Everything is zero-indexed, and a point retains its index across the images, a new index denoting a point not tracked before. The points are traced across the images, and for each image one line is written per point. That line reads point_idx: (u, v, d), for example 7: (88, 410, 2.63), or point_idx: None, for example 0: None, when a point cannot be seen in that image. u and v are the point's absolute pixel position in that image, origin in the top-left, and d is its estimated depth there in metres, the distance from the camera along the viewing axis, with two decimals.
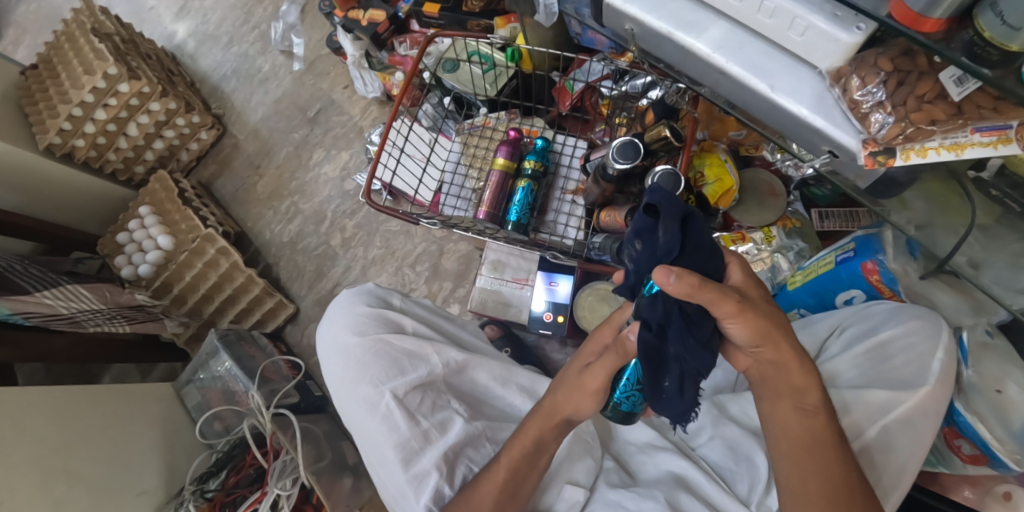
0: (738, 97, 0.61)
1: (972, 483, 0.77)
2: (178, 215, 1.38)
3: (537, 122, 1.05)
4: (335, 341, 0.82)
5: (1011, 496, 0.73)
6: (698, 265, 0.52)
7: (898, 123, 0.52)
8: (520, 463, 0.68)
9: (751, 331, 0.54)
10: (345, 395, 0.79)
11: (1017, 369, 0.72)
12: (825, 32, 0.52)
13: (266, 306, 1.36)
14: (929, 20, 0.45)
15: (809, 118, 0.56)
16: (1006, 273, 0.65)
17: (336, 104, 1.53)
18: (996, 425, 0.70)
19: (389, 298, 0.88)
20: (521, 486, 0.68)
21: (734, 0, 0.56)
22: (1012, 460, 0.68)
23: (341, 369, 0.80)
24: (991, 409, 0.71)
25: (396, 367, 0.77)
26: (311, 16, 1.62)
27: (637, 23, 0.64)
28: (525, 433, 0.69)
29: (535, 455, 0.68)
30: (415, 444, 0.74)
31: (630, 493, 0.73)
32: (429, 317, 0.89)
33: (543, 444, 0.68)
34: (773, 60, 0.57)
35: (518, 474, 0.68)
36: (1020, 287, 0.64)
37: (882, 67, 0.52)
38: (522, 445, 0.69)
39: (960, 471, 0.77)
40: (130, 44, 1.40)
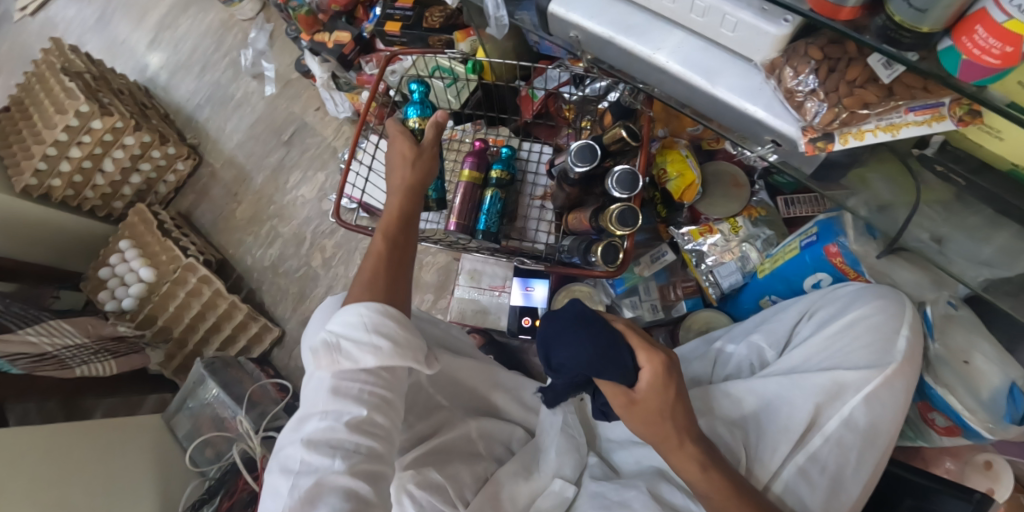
0: (683, 95, 0.63)
1: (954, 456, 0.89)
2: (158, 246, 1.39)
3: (502, 132, 1.06)
4: None
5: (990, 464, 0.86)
6: (601, 371, 0.58)
7: (832, 109, 0.53)
8: (381, 262, 0.67)
9: (645, 429, 0.61)
10: None
11: (983, 338, 0.76)
12: (754, 27, 0.54)
13: (251, 331, 1.36)
14: (845, 10, 0.47)
15: (749, 109, 0.57)
16: (967, 245, 0.68)
17: (309, 127, 1.54)
18: (966, 396, 0.74)
19: None
20: (389, 274, 0.66)
21: (668, 2, 0.58)
22: (985, 428, 0.72)
23: None
24: (959, 379, 0.76)
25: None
26: (280, 42, 1.63)
27: (581, 30, 0.65)
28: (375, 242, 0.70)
29: (393, 250, 0.69)
30: None
31: (612, 485, 0.74)
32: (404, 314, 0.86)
33: (396, 240, 0.70)
34: (711, 57, 0.59)
35: (381, 269, 0.66)
36: (981, 258, 0.67)
37: (813, 56, 0.54)
38: (378, 243, 0.69)
39: (939, 443, 0.82)
40: (101, 81, 1.42)
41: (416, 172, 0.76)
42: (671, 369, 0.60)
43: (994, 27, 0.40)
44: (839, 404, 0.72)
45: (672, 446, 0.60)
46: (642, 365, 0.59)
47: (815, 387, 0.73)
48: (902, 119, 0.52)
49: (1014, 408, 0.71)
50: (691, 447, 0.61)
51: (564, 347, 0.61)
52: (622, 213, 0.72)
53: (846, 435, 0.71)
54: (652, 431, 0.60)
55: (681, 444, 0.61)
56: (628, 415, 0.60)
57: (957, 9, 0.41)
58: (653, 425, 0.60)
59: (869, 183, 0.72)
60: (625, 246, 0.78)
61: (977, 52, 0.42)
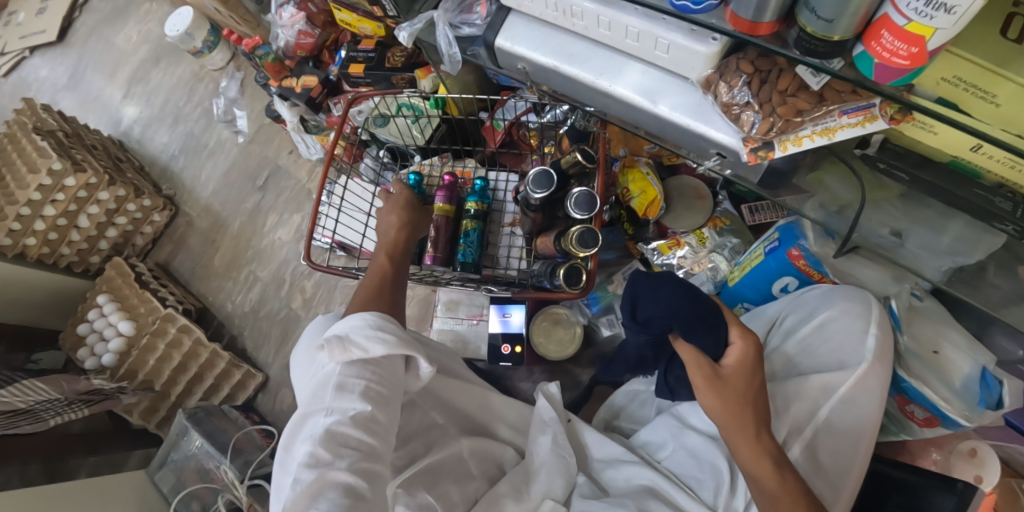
0: (630, 116, 0.65)
1: (939, 446, 0.89)
2: (136, 298, 1.38)
3: (469, 163, 1.09)
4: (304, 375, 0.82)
5: (976, 451, 0.87)
6: (689, 330, 0.65)
7: (767, 119, 0.55)
8: (380, 289, 0.74)
9: (724, 412, 0.62)
10: None
11: (949, 328, 0.77)
12: (685, 47, 0.55)
13: (234, 378, 1.35)
14: (763, 24, 0.47)
15: (691, 125, 0.60)
16: (929, 236, 0.70)
17: (283, 170, 1.56)
18: (941, 386, 0.75)
19: None
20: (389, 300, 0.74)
21: (604, 30, 0.60)
22: (962, 416, 0.71)
23: None
24: (933, 372, 0.76)
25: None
26: (250, 89, 1.66)
27: (527, 62, 0.67)
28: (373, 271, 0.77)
29: (392, 281, 0.77)
30: None
31: (602, 504, 0.72)
32: None
33: (391, 274, 0.78)
34: (651, 78, 0.61)
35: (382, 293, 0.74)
36: (942, 250, 0.70)
37: (744, 69, 0.55)
38: (375, 276, 0.77)
39: (920, 435, 0.82)
40: (74, 138, 1.43)
41: (416, 212, 0.87)
42: (758, 359, 0.64)
43: (898, 31, 0.40)
44: (814, 410, 0.72)
45: (743, 434, 0.61)
46: (733, 342, 0.65)
47: (789, 395, 0.73)
48: (837, 123, 0.53)
49: (987, 392, 0.71)
50: (756, 438, 0.61)
51: (651, 295, 0.70)
52: (582, 235, 0.74)
53: (826, 438, 0.71)
54: (724, 411, 0.62)
55: (746, 429, 0.61)
56: (707, 389, 0.62)
57: (863, 17, 0.41)
58: (730, 412, 0.61)
59: (827, 185, 0.74)
60: (588, 267, 0.82)
61: (886, 54, 0.43)
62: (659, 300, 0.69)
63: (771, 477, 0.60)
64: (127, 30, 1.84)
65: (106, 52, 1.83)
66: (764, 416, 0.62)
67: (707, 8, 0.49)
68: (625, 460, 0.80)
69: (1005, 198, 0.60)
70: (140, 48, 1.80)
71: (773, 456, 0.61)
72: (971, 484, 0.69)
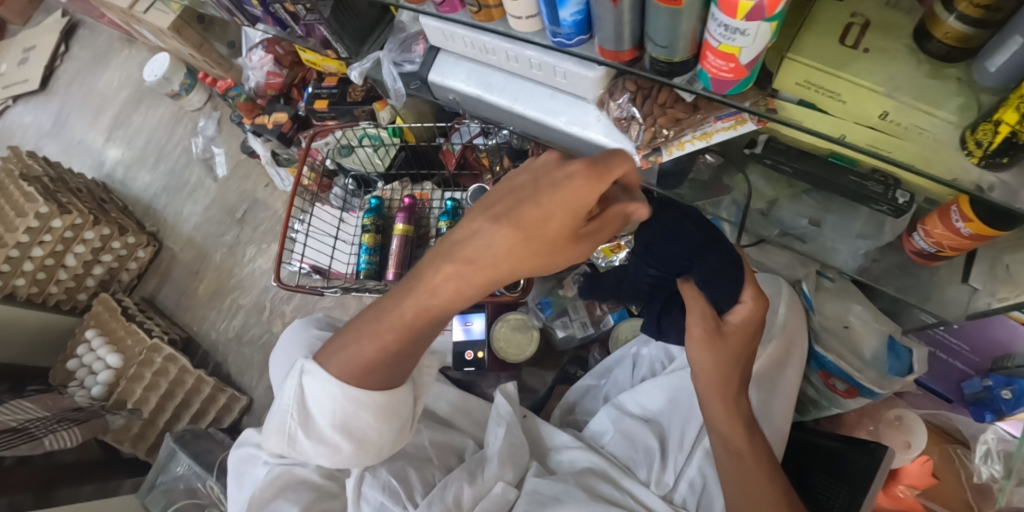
0: (547, 133, 0.74)
1: (871, 416, 0.98)
2: (123, 331, 1.45)
3: (426, 185, 1.20)
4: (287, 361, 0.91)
5: (902, 417, 0.96)
6: (705, 279, 0.65)
7: (651, 129, 0.63)
8: (383, 359, 0.63)
9: (713, 368, 0.65)
10: None
11: (855, 303, 0.87)
12: (576, 73, 0.62)
13: (219, 402, 1.41)
14: (624, 52, 0.51)
15: (594, 139, 0.68)
16: (841, 219, 0.79)
17: (261, 202, 1.64)
18: (853, 357, 0.84)
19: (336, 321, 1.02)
20: (387, 376, 0.65)
21: (512, 62, 0.68)
22: (876, 384, 0.81)
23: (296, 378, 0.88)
24: (845, 344, 0.85)
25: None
26: (227, 127, 1.75)
27: (457, 92, 0.76)
28: (390, 320, 0.61)
29: (410, 341, 0.63)
30: None
31: (545, 480, 0.80)
32: None
33: (418, 333, 0.63)
34: (558, 100, 0.69)
35: (385, 362, 0.63)
36: (856, 233, 0.78)
37: (628, 87, 0.63)
38: (393, 334, 0.62)
39: (849, 407, 0.90)
40: (59, 182, 1.51)
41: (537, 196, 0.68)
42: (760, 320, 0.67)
43: (715, 51, 0.44)
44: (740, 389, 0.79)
45: (716, 395, 0.66)
46: (739, 302, 0.66)
47: None
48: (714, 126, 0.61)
49: (897, 361, 0.82)
50: (732, 398, 0.67)
51: (666, 227, 0.68)
52: None
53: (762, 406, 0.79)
54: (711, 366, 0.65)
55: (727, 392, 0.66)
56: (707, 344, 0.64)
57: (694, 40, 0.46)
58: (720, 370, 0.65)
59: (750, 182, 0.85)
60: None
61: (715, 70, 0.46)
62: (677, 240, 0.68)
63: (734, 429, 0.67)
64: (108, 76, 1.93)
65: (88, 97, 1.92)
66: (740, 382, 0.67)
67: (578, 42, 0.53)
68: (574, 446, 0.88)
69: (877, 182, 0.68)
70: (121, 92, 1.90)
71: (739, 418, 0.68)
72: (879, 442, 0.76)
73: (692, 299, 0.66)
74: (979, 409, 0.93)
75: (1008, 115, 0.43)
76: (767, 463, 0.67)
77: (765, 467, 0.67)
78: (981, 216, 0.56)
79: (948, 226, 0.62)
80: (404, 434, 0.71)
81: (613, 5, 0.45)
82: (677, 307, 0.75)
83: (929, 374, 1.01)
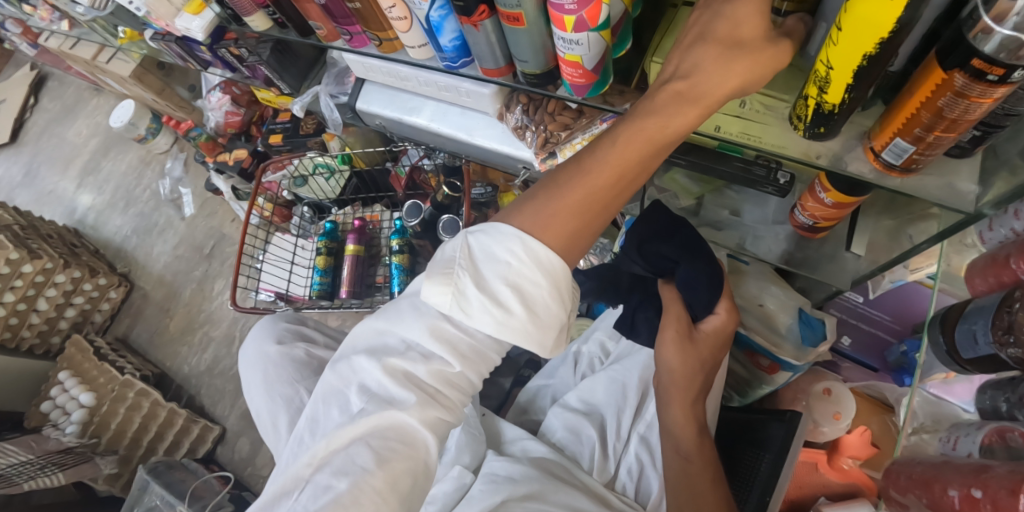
0: (464, 149, 0.81)
1: (802, 392, 1.04)
2: (96, 370, 1.49)
3: (377, 208, 1.26)
4: (258, 353, 0.97)
5: (830, 389, 1.01)
6: (689, 282, 0.68)
7: (544, 135, 0.70)
8: (585, 201, 0.52)
9: (680, 363, 0.69)
10: (260, 401, 0.92)
11: (771, 284, 0.93)
12: (474, 92, 0.70)
13: (193, 433, 1.44)
14: (501, 69, 0.59)
15: (501, 149, 0.75)
16: (759, 210, 0.89)
17: (228, 237, 1.70)
18: (771, 334, 0.91)
19: (305, 319, 1.07)
20: (589, 226, 0.53)
21: (424, 86, 0.75)
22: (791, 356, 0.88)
23: (259, 375, 0.94)
24: (762, 322, 0.92)
25: (307, 367, 0.93)
26: (194, 167, 1.81)
27: (382, 117, 0.84)
28: (623, 147, 0.50)
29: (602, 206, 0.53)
30: None
31: (501, 461, 0.82)
32: (337, 336, 1.07)
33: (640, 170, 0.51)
34: (467, 117, 0.76)
35: (588, 208, 0.52)
36: (771, 220, 0.88)
37: (521, 100, 0.71)
38: (611, 170, 0.51)
39: (777, 383, 0.96)
40: (30, 229, 1.56)
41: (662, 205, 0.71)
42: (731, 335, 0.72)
43: (564, 61, 0.51)
44: None
45: (676, 390, 0.70)
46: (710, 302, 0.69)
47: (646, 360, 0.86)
48: (600, 126, 0.66)
49: (811, 332, 0.89)
50: (693, 401, 0.71)
51: (654, 226, 0.70)
52: None
53: None
54: (679, 360, 0.69)
55: (688, 390, 0.70)
56: (679, 342, 0.69)
57: (549, 52, 0.53)
58: (688, 365, 0.69)
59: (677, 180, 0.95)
60: None
61: (570, 77, 0.54)
62: (670, 248, 0.69)
63: (687, 429, 0.70)
64: (77, 127, 2.00)
65: (58, 148, 1.98)
66: (704, 385, 0.71)
67: (464, 64, 0.61)
68: (519, 436, 0.92)
69: (761, 167, 0.76)
70: (89, 141, 1.96)
71: (689, 422, 0.70)
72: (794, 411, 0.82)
73: (670, 303, 0.71)
74: (900, 374, 0.99)
75: (811, 90, 0.49)
76: (714, 463, 0.69)
77: (711, 473, 0.67)
78: (835, 185, 0.63)
79: (816, 199, 0.69)
80: (562, 340, 0.55)
81: (478, 29, 0.52)
82: (653, 306, 0.76)
83: (856, 347, 1.07)
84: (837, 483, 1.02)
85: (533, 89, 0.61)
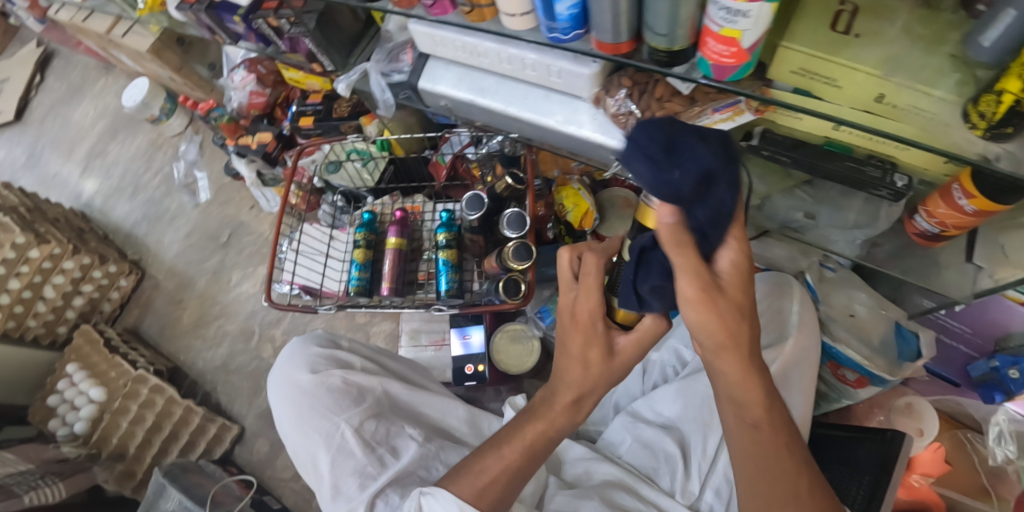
0: (542, 136, 0.73)
1: (880, 406, 0.97)
2: (106, 364, 1.40)
3: (417, 198, 1.15)
4: (290, 384, 0.89)
5: (914, 405, 0.95)
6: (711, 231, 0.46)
7: (652, 123, 0.63)
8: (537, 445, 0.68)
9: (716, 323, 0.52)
10: (298, 434, 0.84)
11: (861, 292, 0.89)
12: (570, 70, 0.62)
13: (209, 433, 1.36)
14: (621, 44, 0.53)
15: (593, 137, 0.67)
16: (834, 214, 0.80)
17: (245, 226, 1.61)
18: (861, 345, 0.85)
19: (338, 340, 0.97)
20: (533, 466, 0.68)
21: (506, 64, 0.67)
22: (884, 371, 0.83)
23: (295, 408, 0.86)
24: (853, 332, 0.87)
25: (346, 397, 0.85)
26: (209, 151, 1.72)
27: (448, 98, 0.75)
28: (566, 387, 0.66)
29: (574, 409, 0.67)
30: (371, 469, 0.79)
31: (571, 497, 0.79)
32: (374, 355, 0.98)
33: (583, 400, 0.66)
34: (552, 101, 0.69)
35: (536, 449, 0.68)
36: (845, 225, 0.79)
37: (624, 83, 0.63)
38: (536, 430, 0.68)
39: (858, 397, 0.92)
40: (36, 212, 1.46)
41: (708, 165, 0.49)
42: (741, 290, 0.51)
43: (717, 36, 0.46)
44: None
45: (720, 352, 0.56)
46: (726, 244, 0.50)
47: None
48: (711, 116, 0.62)
49: (906, 347, 0.83)
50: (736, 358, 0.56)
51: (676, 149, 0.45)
52: (517, 250, 0.83)
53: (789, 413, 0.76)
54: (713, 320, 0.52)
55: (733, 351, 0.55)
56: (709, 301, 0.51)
57: (691, 27, 0.48)
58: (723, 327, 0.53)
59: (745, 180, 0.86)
60: (528, 279, 0.90)
61: (715, 56, 0.49)
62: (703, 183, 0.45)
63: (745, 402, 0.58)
64: (83, 107, 1.90)
65: (63, 130, 1.88)
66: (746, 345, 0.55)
67: (575, 37, 0.54)
68: (586, 457, 0.86)
69: (874, 166, 0.70)
70: (97, 123, 1.86)
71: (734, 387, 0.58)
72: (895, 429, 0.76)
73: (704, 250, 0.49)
74: (988, 391, 0.93)
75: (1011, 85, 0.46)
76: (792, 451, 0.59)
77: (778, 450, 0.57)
78: (983, 190, 0.58)
79: (952, 203, 0.63)
80: None
81: None
82: None
83: (934, 359, 1.01)
84: (904, 501, 0.92)
85: (654, 70, 0.55)
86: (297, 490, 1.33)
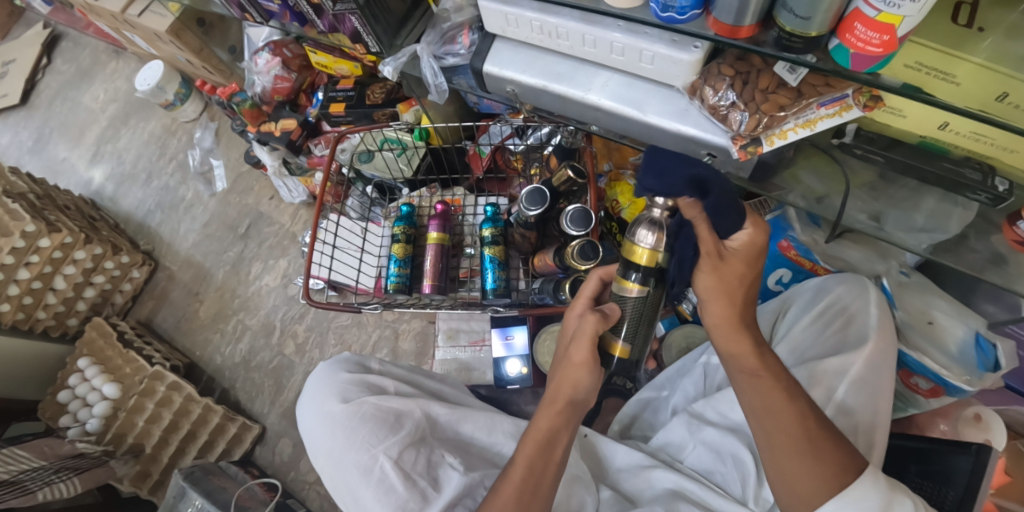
0: (621, 127, 0.70)
1: (946, 416, 0.92)
2: (121, 359, 1.34)
3: (457, 191, 1.09)
4: (319, 413, 0.82)
5: (980, 416, 0.89)
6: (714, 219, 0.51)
7: (754, 116, 0.61)
8: (535, 458, 0.63)
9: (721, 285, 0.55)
10: (334, 463, 0.78)
11: (937, 298, 0.84)
12: (669, 56, 0.60)
13: (229, 433, 1.30)
14: (743, 28, 0.51)
15: (682, 129, 0.65)
16: (901, 215, 0.75)
17: (266, 216, 1.55)
18: (938, 354, 0.81)
19: (368, 364, 0.91)
20: (540, 484, 0.63)
21: (590, 48, 0.65)
22: (963, 382, 0.77)
23: (328, 440, 0.79)
24: (928, 341, 0.82)
25: (383, 425, 0.78)
26: (226, 138, 1.66)
27: (516, 84, 0.72)
28: (536, 425, 0.65)
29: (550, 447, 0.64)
30: (414, 505, 0.73)
31: None
32: (409, 376, 0.92)
33: (557, 433, 0.64)
34: (637, 89, 0.67)
35: (535, 470, 0.63)
36: (917, 226, 0.74)
37: (726, 73, 0.61)
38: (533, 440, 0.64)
39: (928, 405, 0.87)
40: (46, 200, 1.39)
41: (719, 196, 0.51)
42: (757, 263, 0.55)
43: (869, 21, 0.44)
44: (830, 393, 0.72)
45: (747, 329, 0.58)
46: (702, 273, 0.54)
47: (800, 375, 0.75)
48: (814, 112, 0.59)
49: (984, 357, 0.77)
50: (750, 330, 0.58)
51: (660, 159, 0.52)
52: (582, 248, 0.79)
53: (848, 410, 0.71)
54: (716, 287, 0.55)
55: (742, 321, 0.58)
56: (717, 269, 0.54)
57: (835, 13, 0.46)
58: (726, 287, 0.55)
59: (800, 180, 0.80)
60: None
61: (861, 44, 0.47)
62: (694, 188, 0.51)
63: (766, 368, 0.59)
64: (93, 90, 1.83)
65: (72, 113, 1.81)
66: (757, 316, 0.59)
67: (690, 17, 0.54)
68: (645, 465, 0.80)
69: (974, 169, 0.65)
70: (107, 107, 1.79)
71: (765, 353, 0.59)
72: (983, 444, 0.69)
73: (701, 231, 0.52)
74: None
75: None
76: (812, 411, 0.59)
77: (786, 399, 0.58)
78: None
79: None
80: None
81: None
82: None
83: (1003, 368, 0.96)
84: None
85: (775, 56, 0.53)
86: (322, 493, 1.28)
